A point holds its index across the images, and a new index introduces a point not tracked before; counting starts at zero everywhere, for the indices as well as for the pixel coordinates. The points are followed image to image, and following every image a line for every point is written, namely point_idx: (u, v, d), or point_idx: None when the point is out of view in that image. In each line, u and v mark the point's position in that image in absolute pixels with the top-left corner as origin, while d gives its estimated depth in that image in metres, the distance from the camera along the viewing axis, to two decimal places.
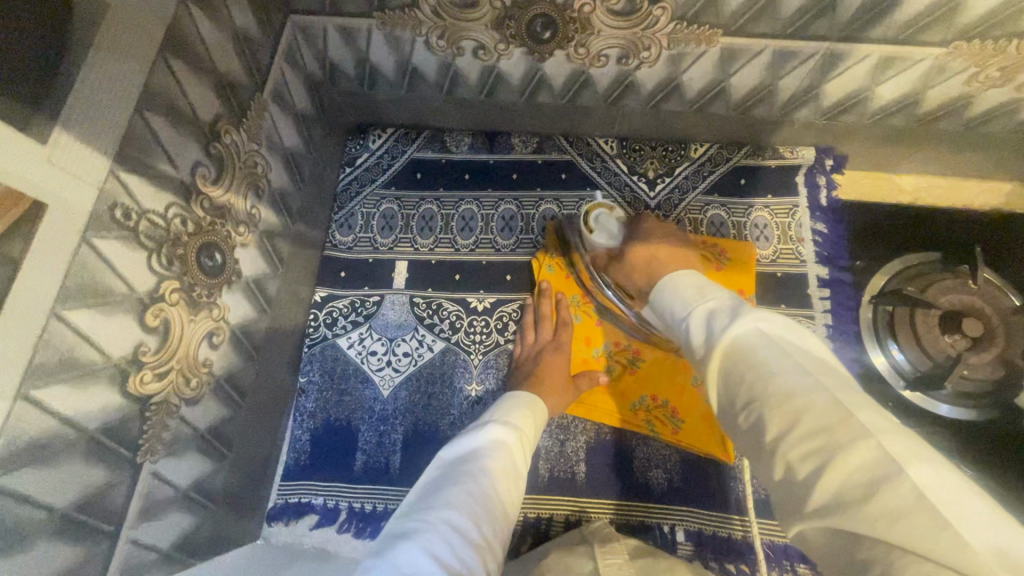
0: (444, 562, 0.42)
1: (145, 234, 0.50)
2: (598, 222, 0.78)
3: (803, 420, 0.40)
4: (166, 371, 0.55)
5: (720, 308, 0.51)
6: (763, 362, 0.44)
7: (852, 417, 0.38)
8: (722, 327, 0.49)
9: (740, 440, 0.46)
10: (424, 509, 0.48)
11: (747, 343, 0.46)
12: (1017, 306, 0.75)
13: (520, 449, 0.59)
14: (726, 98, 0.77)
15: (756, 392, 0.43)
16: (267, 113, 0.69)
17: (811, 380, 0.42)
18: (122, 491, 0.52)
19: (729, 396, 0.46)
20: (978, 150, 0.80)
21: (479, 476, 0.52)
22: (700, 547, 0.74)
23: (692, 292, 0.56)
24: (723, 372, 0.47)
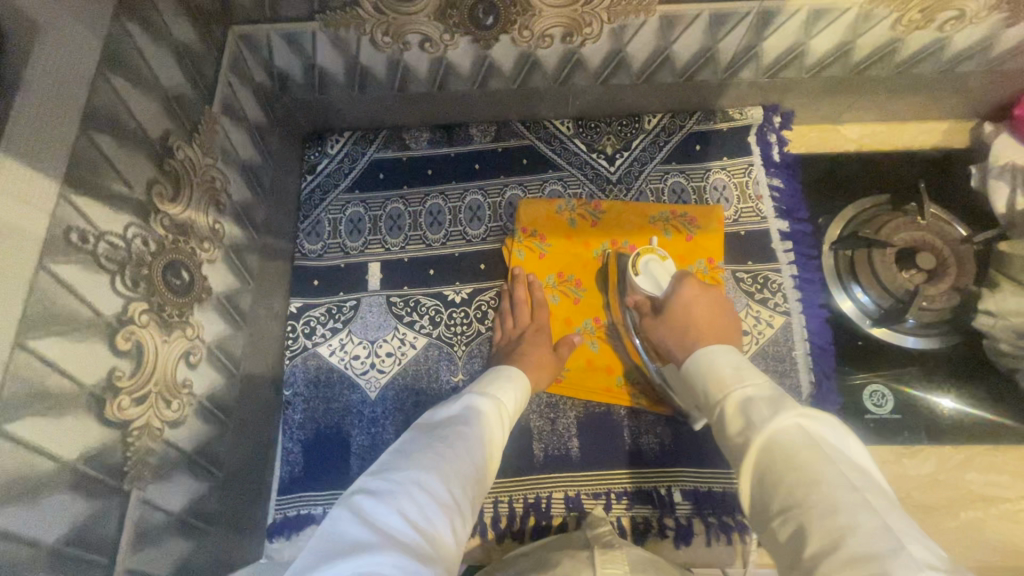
0: (411, 518, 0.45)
1: (106, 257, 0.49)
2: (646, 267, 0.76)
3: (846, 539, 0.37)
4: (145, 395, 0.54)
5: (759, 395, 0.52)
6: (805, 465, 0.43)
7: (902, 547, 0.36)
8: (764, 416, 0.49)
9: (773, 553, 0.43)
10: (397, 466, 0.50)
11: (788, 440, 0.46)
12: (964, 236, 0.80)
13: (497, 419, 0.61)
14: (672, 65, 0.79)
15: (795, 496, 0.42)
16: (219, 126, 0.68)
17: (858, 498, 0.40)
18: (112, 521, 0.51)
19: (764, 498, 0.45)
20: (912, 92, 0.84)
21: (453, 439, 0.54)
22: (697, 504, 0.77)
23: (729, 371, 0.56)
24: (760, 468, 0.46)
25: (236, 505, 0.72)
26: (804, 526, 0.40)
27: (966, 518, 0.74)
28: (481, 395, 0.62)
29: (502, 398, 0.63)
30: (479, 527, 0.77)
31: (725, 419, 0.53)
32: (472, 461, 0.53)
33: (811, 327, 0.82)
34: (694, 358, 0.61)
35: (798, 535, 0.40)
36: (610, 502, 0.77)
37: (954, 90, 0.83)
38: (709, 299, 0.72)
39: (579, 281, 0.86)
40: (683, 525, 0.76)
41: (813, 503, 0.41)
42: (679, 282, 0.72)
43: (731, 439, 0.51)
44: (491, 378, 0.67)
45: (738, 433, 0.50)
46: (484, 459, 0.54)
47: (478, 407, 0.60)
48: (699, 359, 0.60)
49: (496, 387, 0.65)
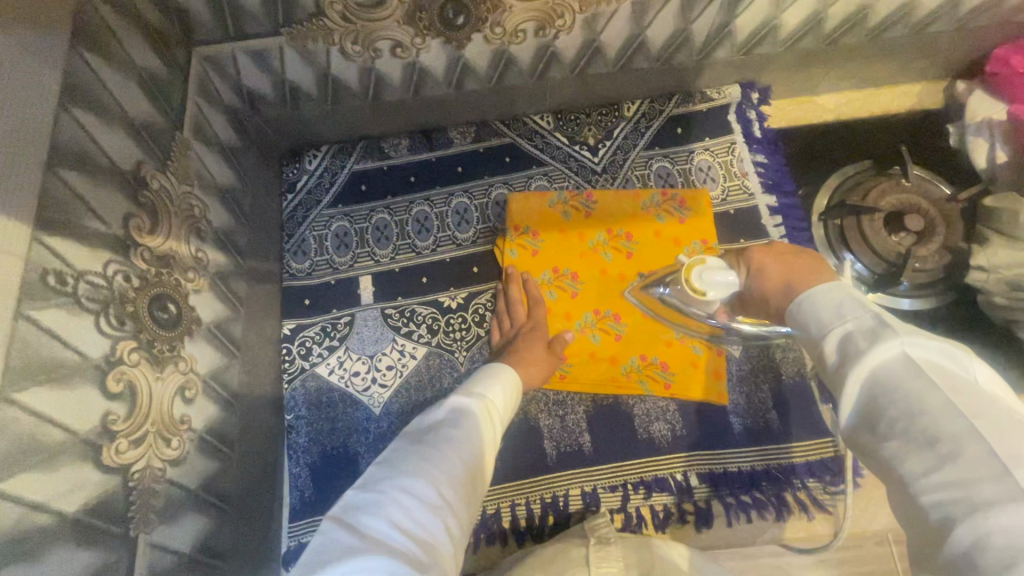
0: (402, 526, 0.44)
1: (88, 298, 0.47)
2: (708, 283, 0.62)
3: (941, 469, 0.36)
4: (141, 437, 0.52)
5: (852, 324, 0.46)
6: (903, 399, 0.40)
7: (1005, 476, 0.34)
8: (862, 350, 0.43)
9: (872, 464, 0.43)
10: (385, 476, 0.49)
11: (885, 373, 0.42)
12: (948, 193, 0.80)
13: (486, 415, 0.60)
14: (647, 50, 0.78)
15: (889, 426, 0.40)
16: (193, 151, 0.66)
17: (961, 425, 0.37)
18: (122, 570, 0.49)
19: (863, 421, 0.43)
20: (885, 57, 0.85)
21: (439, 440, 0.53)
22: (716, 487, 0.77)
23: (830, 312, 0.48)
24: (860, 397, 0.43)
25: (248, 537, 0.70)
26: (896, 455, 0.40)
27: None
28: (468, 396, 0.60)
29: (489, 396, 0.62)
30: (499, 533, 0.76)
31: (816, 352, 0.49)
32: (462, 460, 0.51)
33: None
34: (795, 308, 0.53)
35: (891, 461, 0.40)
36: (628, 493, 0.77)
37: (925, 51, 0.84)
38: (780, 259, 0.61)
39: (575, 274, 0.85)
40: (702, 508, 0.76)
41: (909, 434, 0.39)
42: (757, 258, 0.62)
43: (823, 368, 0.48)
44: (480, 377, 0.66)
45: (830, 364, 0.46)
46: (476, 459, 0.53)
47: (464, 406, 0.59)
48: (800, 305, 0.52)
49: (484, 387, 0.63)
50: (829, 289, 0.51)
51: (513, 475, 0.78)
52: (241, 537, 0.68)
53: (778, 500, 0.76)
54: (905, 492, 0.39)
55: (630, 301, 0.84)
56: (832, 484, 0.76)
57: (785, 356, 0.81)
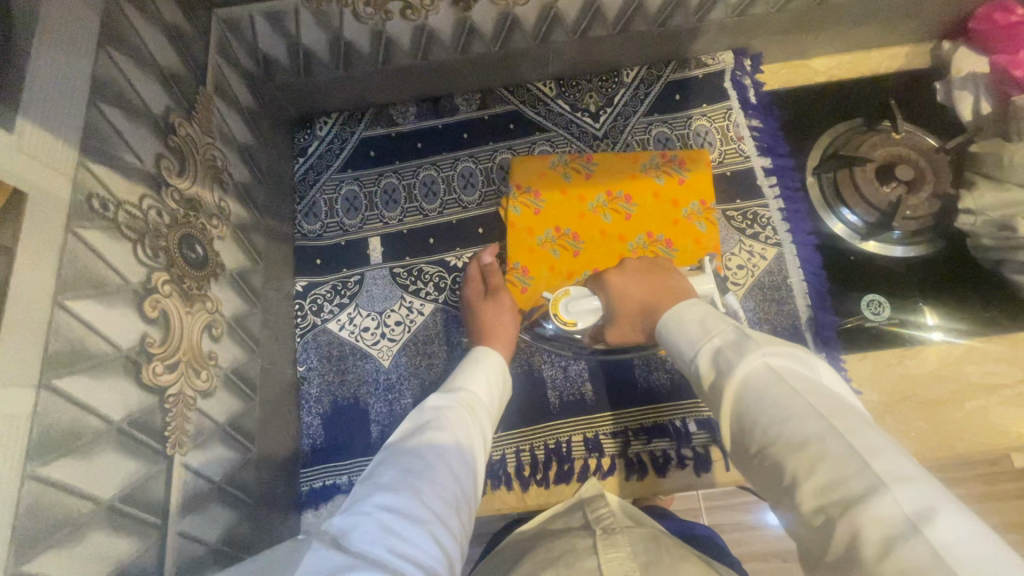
0: (399, 544, 0.43)
1: (127, 225, 0.50)
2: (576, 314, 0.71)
3: (811, 470, 0.37)
4: (176, 362, 0.55)
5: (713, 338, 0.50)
6: (770, 405, 0.42)
7: (868, 468, 0.35)
8: (726, 366, 0.46)
9: (753, 478, 0.44)
10: (373, 493, 0.47)
11: (752, 383, 0.44)
12: (936, 145, 0.84)
13: (470, 413, 0.60)
14: (644, 12, 0.82)
15: (761, 437, 0.41)
16: (214, 107, 0.69)
17: (822, 425, 0.39)
18: (160, 485, 0.51)
19: (741, 436, 0.44)
20: (872, 19, 0.88)
21: (427, 450, 0.52)
22: (713, 433, 0.78)
23: (694, 330, 0.53)
24: (735, 411, 0.44)
25: (270, 479, 0.72)
26: (773, 465, 0.40)
27: (970, 407, 0.77)
28: (451, 399, 0.60)
29: (471, 396, 0.62)
30: (504, 477, 0.79)
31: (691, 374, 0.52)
32: (450, 471, 0.51)
33: (802, 255, 0.85)
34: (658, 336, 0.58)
35: (769, 471, 0.41)
36: (628, 439, 0.79)
37: (912, 12, 0.87)
38: (638, 280, 0.69)
39: (577, 234, 0.87)
40: (701, 454, 0.78)
41: (777, 441, 0.40)
42: (609, 287, 0.70)
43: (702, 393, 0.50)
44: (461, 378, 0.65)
45: (705, 383, 0.48)
46: (460, 465, 0.53)
47: (448, 406, 0.59)
48: (664, 329, 0.57)
49: (460, 385, 0.63)
50: (676, 311, 0.56)
51: (516, 423, 0.81)
52: (262, 479, 0.70)
53: None
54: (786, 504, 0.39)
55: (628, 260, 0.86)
56: None
57: (780, 309, 0.83)
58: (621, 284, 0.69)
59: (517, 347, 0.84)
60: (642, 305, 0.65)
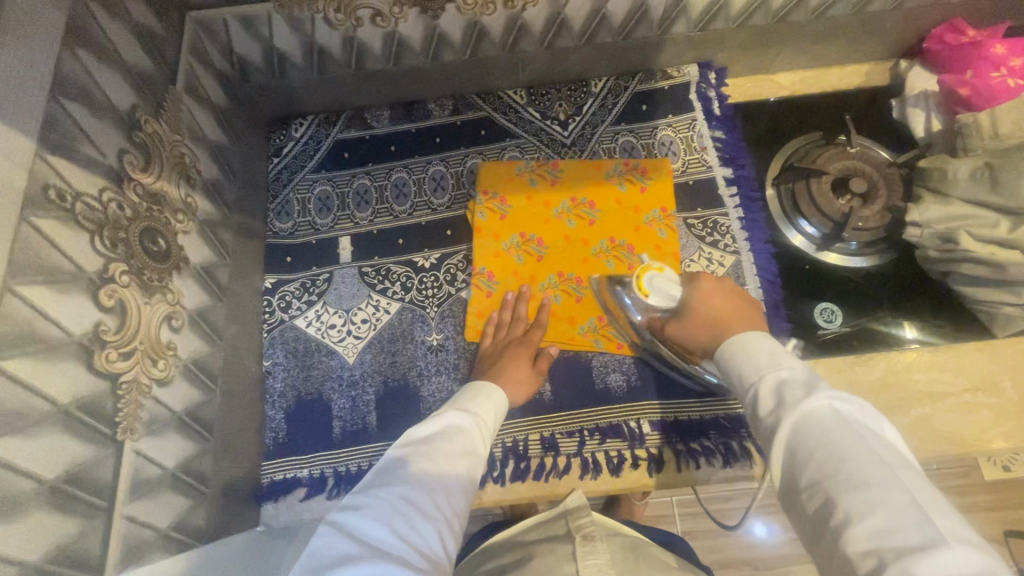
0: (400, 532, 0.46)
1: (84, 216, 0.52)
2: (654, 285, 0.71)
3: (864, 513, 0.39)
4: (131, 351, 0.56)
5: (776, 371, 0.53)
6: (829, 443, 0.43)
7: (927, 521, 0.37)
8: (787, 400, 0.49)
9: (799, 519, 0.45)
10: (383, 483, 0.51)
11: (814, 420, 0.46)
12: (889, 159, 0.87)
13: (479, 433, 0.63)
14: (609, 24, 0.85)
15: (813, 472, 0.43)
16: (184, 105, 0.71)
17: (880, 474, 0.40)
18: (108, 469, 0.53)
19: (794, 470, 0.45)
20: (831, 37, 0.92)
21: (437, 451, 0.56)
22: (666, 434, 0.80)
23: (765, 355, 0.56)
24: (792, 443, 0.46)
25: (229, 470, 0.74)
26: (823, 505, 0.42)
27: (916, 414, 0.80)
28: (464, 414, 0.64)
29: (481, 416, 0.66)
30: None
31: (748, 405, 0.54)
32: (455, 475, 0.55)
33: (759, 263, 0.87)
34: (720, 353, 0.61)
35: (819, 512, 0.42)
36: (584, 439, 0.81)
37: (869, 30, 0.90)
38: (727, 294, 0.68)
39: (541, 238, 0.89)
40: (654, 455, 0.79)
41: (832, 481, 0.42)
42: (704, 279, 0.69)
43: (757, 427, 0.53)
44: (472, 396, 0.69)
45: (763, 412, 0.51)
46: (466, 474, 0.57)
47: (461, 423, 0.62)
48: (727, 352, 0.60)
49: (475, 404, 0.67)
50: (742, 336, 0.60)
51: None
52: (219, 469, 0.72)
53: (726, 448, 0.79)
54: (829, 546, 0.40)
55: (590, 265, 0.88)
56: None
57: None
58: (713, 287, 0.68)
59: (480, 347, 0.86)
60: (722, 315, 0.65)
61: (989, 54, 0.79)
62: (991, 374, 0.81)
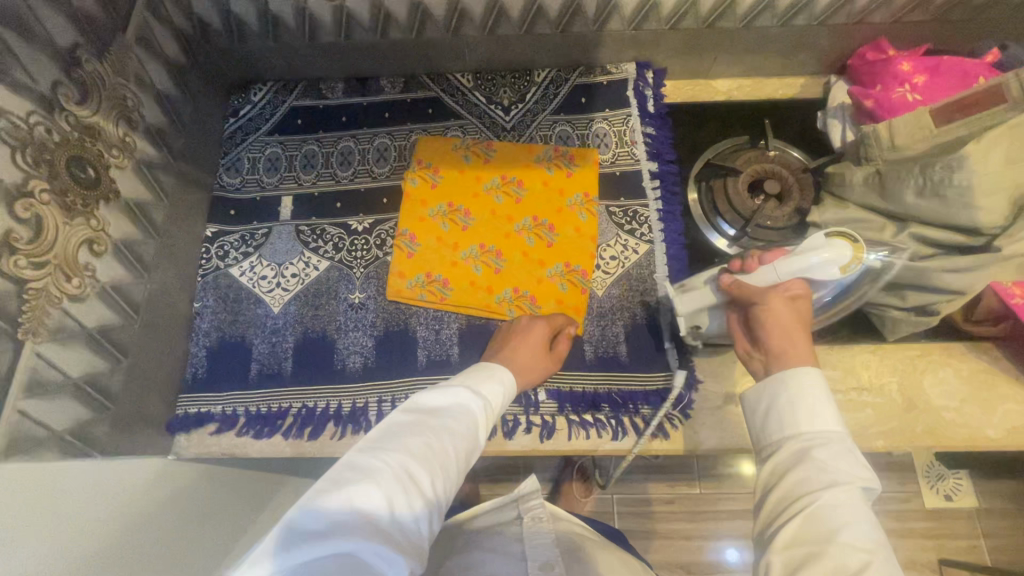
0: (397, 509, 0.49)
1: (7, 132, 0.58)
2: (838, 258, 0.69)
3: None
4: (43, 262, 0.62)
5: (832, 439, 0.54)
6: (874, 529, 0.47)
7: None
8: (831, 474, 0.51)
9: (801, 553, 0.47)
10: (388, 451, 0.54)
11: (858, 499, 0.49)
12: (804, 164, 0.91)
13: (486, 416, 0.65)
14: (545, 16, 0.90)
15: (839, 550, 0.46)
16: (132, 53, 0.78)
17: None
18: (4, 361, 0.58)
19: (833, 526, 0.47)
20: (763, 47, 0.96)
21: (442, 432, 0.58)
22: (560, 403, 0.84)
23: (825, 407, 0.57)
24: (843, 506, 0.49)
25: (141, 395, 0.79)
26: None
27: None
28: (472, 395, 0.65)
29: (490, 400, 0.67)
30: (364, 424, 0.83)
31: (773, 452, 0.56)
32: (456, 455, 0.58)
33: (670, 253, 0.90)
34: (783, 377, 0.58)
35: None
36: None
37: (798, 44, 0.95)
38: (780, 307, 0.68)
39: (468, 211, 0.94)
40: (547, 422, 0.83)
41: (866, 568, 0.45)
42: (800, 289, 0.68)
43: (773, 467, 0.55)
44: (481, 377, 0.70)
45: (816, 456, 0.53)
46: (467, 456, 0.60)
47: (473, 406, 0.64)
48: (775, 382, 0.59)
49: (488, 388, 0.68)
50: (808, 376, 0.57)
51: (382, 374, 0.86)
52: (130, 390, 0.77)
53: (616, 422, 0.83)
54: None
55: (513, 240, 0.92)
56: (663, 411, 0.82)
57: (642, 300, 0.89)
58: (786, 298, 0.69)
59: (398, 308, 0.90)
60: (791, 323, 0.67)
61: (896, 70, 0.83)
62: (880, 376, 0.84)
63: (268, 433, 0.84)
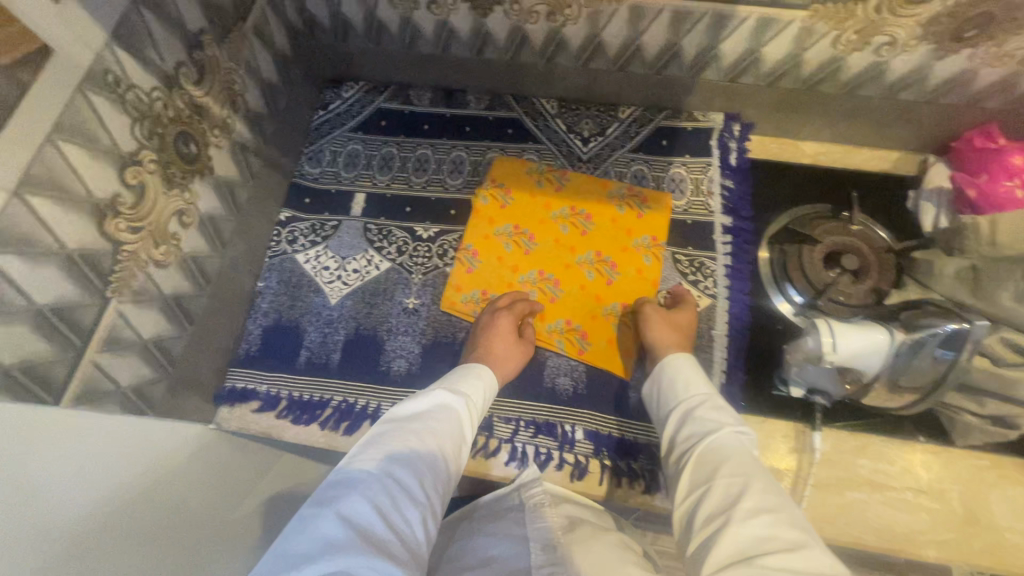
0: (383, 517, 0.51)
1: (132, 104, 0.62)
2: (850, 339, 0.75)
3: (758, 512, 0.52)
4: (139, 227, 0.66)
5: (703, 401, 0.69)
6: (740, 458, 0.59)
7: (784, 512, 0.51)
8: (707, 431, 0.65)
9: (687, 487, 0.60)
10: (370, 463, 0.56)
11: (727, 442, 0.62)
12: (888, 244, 0.87)
13: (469, 413, 0.68)
14: (641, 56, 0.90)
15: (721, 481, 0.57)
16: (247, 42, 0.82)
17: (775, 495, 0.54)
18: (90, 315, 0.61)
19: (702, 466, 0.61)
20: (861, 116, 0.93)
21: (424, 435, 0.61)
22: (596, 446, 0.82)
23: (695, 381, 0.73)
24: (711, 449, 0.62)
25: (197, 362, 0.82)
26: (721, 502, 0.55)
27: (850, 498, 0.78)
28: (452, 394, 0.68)
29: (471, 396, 0.70)
30: None
31: (670, 432, 0.70)
32: (441, 456, 0.60)
33: (732, 311, 0.87)
34: (658, 370, 0.77)
35: (712, 506, 0.55)
36: (518, 428, 0.84)
37: (899, 119, 0.91)
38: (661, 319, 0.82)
39: (532, 235, 0.94)
40: (580, 461, 0.81)
41: (735, 486, 0.56)
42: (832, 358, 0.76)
43: (674, 445, 0.68)
44: (460, 376, 0.73)
45: (697, 424, 0.66)
46: (450, 456, 0.62)
47: (452, 407, 0.67)
48: (656, 372, 0.77)
49: (467, 386, 0.71)
50: (677, 359, 0.76)
51: (424, 384, 0.87)
52: (188, 357, 0.80)
53: (651, 475, 0.80)
54: (705, 531, 0.53)
55: (572, 271, 0.92)
56: None
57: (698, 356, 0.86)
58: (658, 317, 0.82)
59: (449, 320, 0.91)
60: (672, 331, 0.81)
61: (1006, 162, 0.80)
62: (940, 481, 0.79)
63: (307, 421, 0.85)
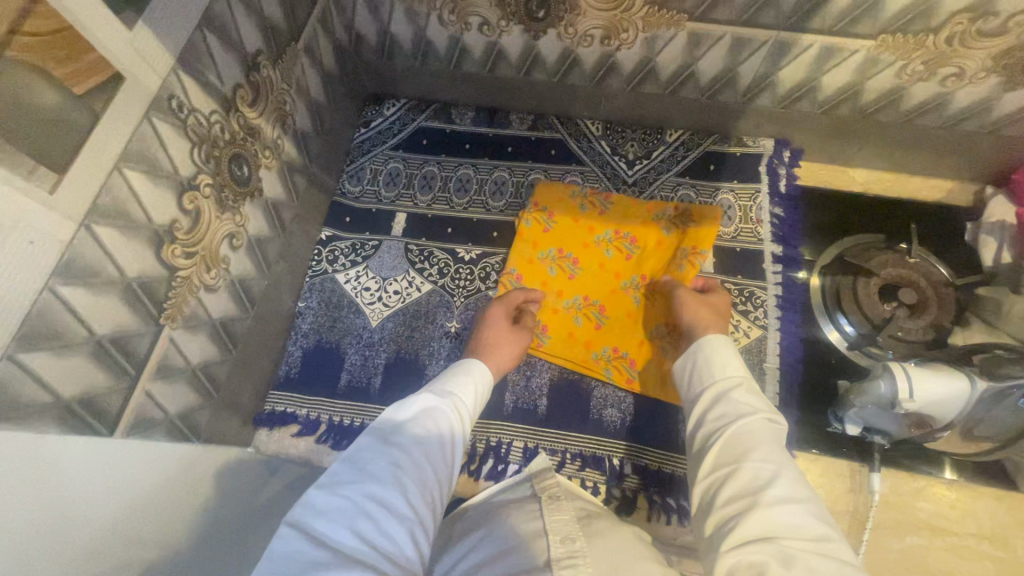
0: (367, 537, 0.46)
1: (192, 129, 0.61)
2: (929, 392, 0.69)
3: (787, 501, 0.51)
4: (193, 253, 0.65)
5: (740, 384, 0.65)
6: (771, 445, 0.57)
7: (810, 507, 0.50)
8: (740, 412, 0.61)
9: (709, 465, 0.59)
10: (351, 480, 0.51)
11: (759, 426, 0.59)
12: (948, 279, 0.85)
13: (458, 416, 0.64)
14: (695, 81, 0.88)
15: (751, 464, 0.55)
16: (299, 61, 0.81)
17: (803, 486, 0.53)
18: (144, 343, 0.60)
19: (730, 446, 0.58)
20: (918, 146, 0.91)
21: (409, 444, 0.57)
22: (644, 481, 0.80)
23: (731, 362, 0.68)
24: (741, 429, 0.59)
25: (240, 385, 0.81)
26: (747, 485, 0.53)
27: (909, 543, 0.76)
28: (438, 396, 0.65)
29: (459, 397, 0.67)
30: None
31: (697, 407, 0.66)
32: (429, 466, 0.56)
33: (784, 343, 0.85)
34: (694, 348, 0.72)
35: (735, 487, 0.54)
36: (564, 460, 0.81)
37: (958, 149, 0.89)
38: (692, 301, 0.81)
39: (576, 259, 0.92)
40: (627, 496, 0.79)
41: (763, 471, 0.54)
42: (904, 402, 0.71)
43: (699, 420, 0.65)
44: (445, 378, 0.70)
45: (728, 403, 0.63)
46: (440, 465, 0.58)
47: (438, 411, 0.63)
48: (694, 348, 0.72)
49: (454, 389, 0.68)
50: (716, 340, 0.71)
51: None
52: (232, 381, 0.79)
53: None
54: (726, 513, 0.52)
55: (618, 296, 0.90)
56: None
57: None
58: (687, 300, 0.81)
59: None
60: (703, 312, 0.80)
61: None
62: (1004, 528, 0.76)
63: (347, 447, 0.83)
